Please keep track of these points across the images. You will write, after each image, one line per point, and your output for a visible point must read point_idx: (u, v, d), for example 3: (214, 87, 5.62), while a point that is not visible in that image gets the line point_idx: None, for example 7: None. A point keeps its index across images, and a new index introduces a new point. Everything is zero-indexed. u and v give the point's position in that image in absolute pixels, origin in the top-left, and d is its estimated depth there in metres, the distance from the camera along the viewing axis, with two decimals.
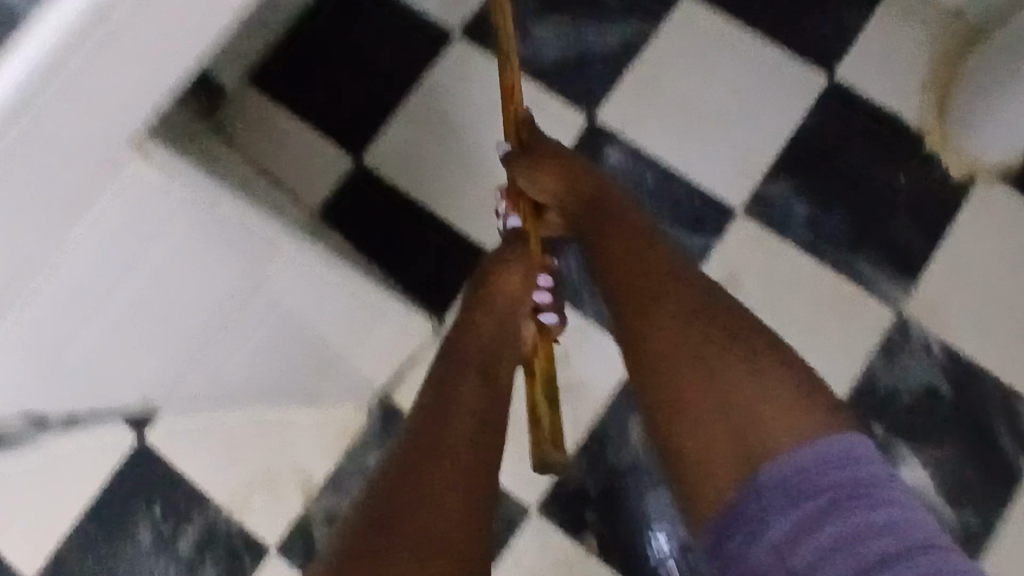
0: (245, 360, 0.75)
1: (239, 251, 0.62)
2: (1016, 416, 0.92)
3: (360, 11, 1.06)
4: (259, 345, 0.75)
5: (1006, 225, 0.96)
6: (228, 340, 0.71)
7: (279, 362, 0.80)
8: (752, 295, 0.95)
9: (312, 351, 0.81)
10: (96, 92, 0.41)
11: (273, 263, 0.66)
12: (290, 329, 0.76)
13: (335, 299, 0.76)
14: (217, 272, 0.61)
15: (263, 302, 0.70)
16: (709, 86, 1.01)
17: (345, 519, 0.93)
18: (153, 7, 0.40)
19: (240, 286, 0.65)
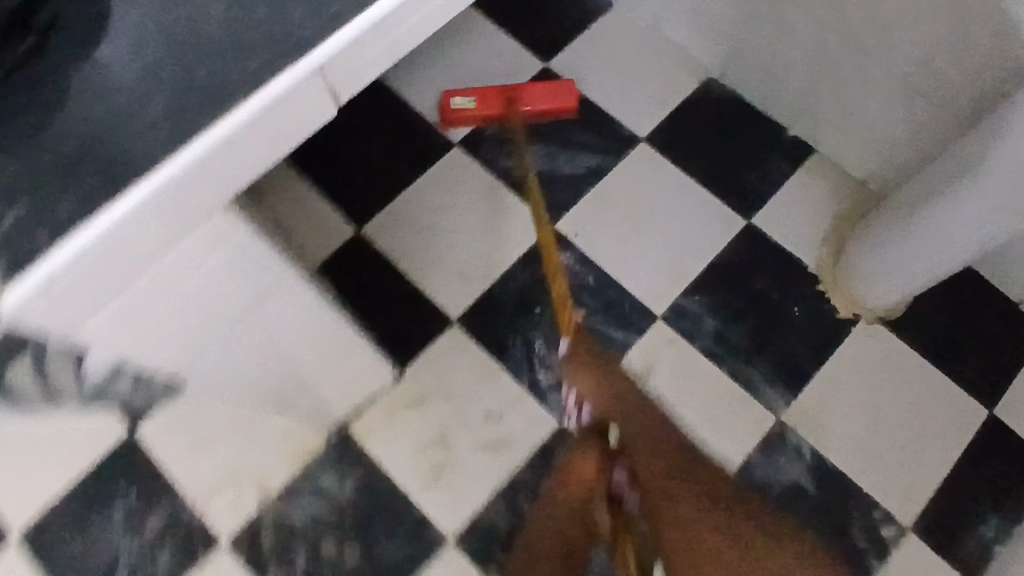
0: (237, 378, 0.89)
1: (261, 276, 0.74)
2: (870, 520, 1.09)
3: (382, 113, 1.32)
4: (245, 362, 0.87)
5: (879, 360, 1.16)
6: (227, 358, 0.83)
7: (255, 381, 0.89)
8: (662, 385, 1.15)
9: (287, 375, 0.94)
10: (234, 155, 0.61)
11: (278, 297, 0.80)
12: (278, 355, 0.90)
13: (315, 332, 0.91)
14: (245, 293, 0.75)
15: (260, 325, 0.82)
16: (651, 214, 1.26)
17: (291, 526, 1.09)
18: (261, 136, 0.62)
19: (249, 305, 0.77)
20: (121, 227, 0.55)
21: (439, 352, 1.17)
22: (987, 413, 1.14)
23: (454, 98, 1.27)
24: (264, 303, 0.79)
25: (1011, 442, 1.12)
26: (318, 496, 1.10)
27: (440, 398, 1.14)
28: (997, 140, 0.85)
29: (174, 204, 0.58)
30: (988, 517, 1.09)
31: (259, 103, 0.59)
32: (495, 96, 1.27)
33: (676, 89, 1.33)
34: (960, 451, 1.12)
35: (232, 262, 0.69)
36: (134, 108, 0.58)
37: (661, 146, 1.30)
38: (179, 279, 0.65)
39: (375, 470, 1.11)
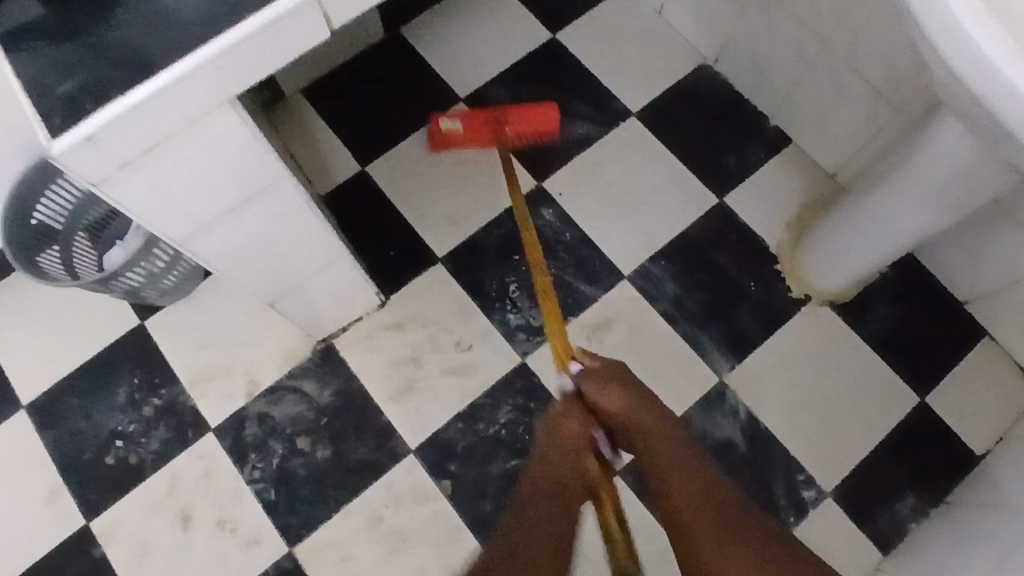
0: (233, 271, 0.94)
1: (262, 172, 0.77)
2: (793, 481, 1.19)
3: (398, 64, 1.44)
4: (241, 251, 0.90)
5: (821, 339, 1.26)
6: (222, 245, 0.87)
7: (263, 286, 1.01)
8: (619, 338, 1.26)
9: (281, 275, 1.01)
10: (249, 64, 0.62)
11: (279, 196, 0.83)
12: (272, 254, 0.95)
13: (307, 233, 0.94)
14: (246, 184, 0.78)
15: (258, 217, 0.85)
16: (632, 183, 1.36)
17: (271, 421, 1.22)
18: (266, 47, 0.62)
19: (250, 195, 0.80)
20: (144, 108, 0.59)
21: (421, 285, 1.29)
22: (915, 399, 1.23)
23: (443, 120, 1.27)
24: (265, 197, 0.82)
25: (937, 429, 1.22)
26: (298, 398, 1.23)
27: (417, 325, 1.26)
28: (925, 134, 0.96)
29: (181, 98, 0.61)
30: (907, 495, 1.19)
31: (260, 22, 0.60)
32: (484, 123, 1.26)
33: (671, 71, 1.42)
34: (889, 432, 1.22)
35: (236, 153, 0.72)
36: (153, 3, 0.61)
37: (650, 122, 1.40)
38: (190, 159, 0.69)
39: (351, 381, 1.23)
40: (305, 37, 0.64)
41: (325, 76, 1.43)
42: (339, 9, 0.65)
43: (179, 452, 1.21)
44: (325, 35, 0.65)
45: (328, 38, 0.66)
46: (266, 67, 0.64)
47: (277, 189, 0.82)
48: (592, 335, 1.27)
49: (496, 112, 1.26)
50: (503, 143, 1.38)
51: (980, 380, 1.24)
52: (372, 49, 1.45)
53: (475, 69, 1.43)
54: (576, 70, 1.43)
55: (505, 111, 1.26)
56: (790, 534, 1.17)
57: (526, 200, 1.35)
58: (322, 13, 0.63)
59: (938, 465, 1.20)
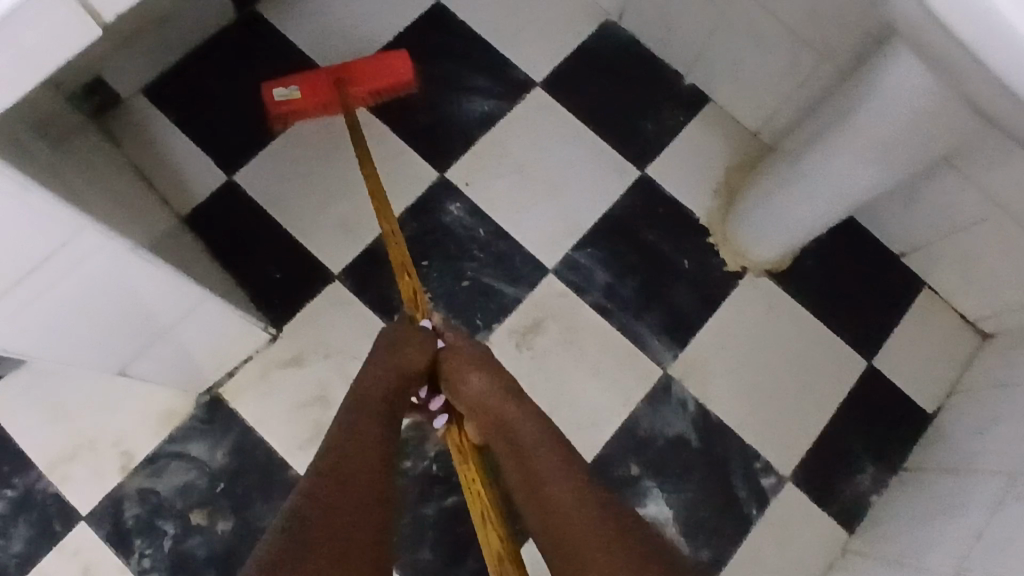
0: (57, 338, 0.73)
1: (47, 222, 0.58)
2: (751, 469, 1.10)
3: (256, 48, 1.21)
4: (52, 323, 0.70)
5: (765, 312, 1.17)
6: (25, 313, 0.66)
7: (104, 347, 0.81)
8: (551, 340, 1.13)
9: (123, 336, 0.81)
10: None
11: (80, 243, 0.63)
12: (104, 310, 0.74)
13: (145, 284, 0.75)
14: (27, 245, 0.59)
15: (67, 276, 0.66)
16: (545, 162, 1.21)
17: (156, 497, 1.02)
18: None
19: (37, 256, 0.61)
20: None
21: (318, 309, 1.10)
22: (864, 363, 1.17)
23: (276, 88, 1.06)
24: (62, 256, 0.63)
25: (887, 391, 1.16)
26: (186, 465, 1.03)
27: (319, 358, 1.08)
28: (877, 74, 0.84)
29: None
30: (866, 467, 1.13)
31: None
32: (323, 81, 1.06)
33: (573, 30, 1.27)
34: (841, 402, 1.15)
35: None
36: None
37: (556, 91, 1.24)
38: None
39: (248, 435, 1.05)
40: (57, 35, 0.45)
41: (168, 69, 1.19)
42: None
43: (48, 551, 1.00)
44: (94, 31, 0.46)
45: (101, 34, 0.46)
46: (22, 78, 0.45)
47: (75, 243, 0.63)
48: (522, 342, 1.12)
49: (335, 67, 1.07)
50: (393, 133, 1.20)
51: (923, 334, 1.18)
52: (222, 33, 1.21)
53: (350, 47, 1.23)
54: (466, 39, 1.25)
55: (348, 65, 1.07)
56: (756, 529, 1.08)
57: (427, 195, 1.18)
58: (77, 3, 0.44)
59: (892, 430, 1.14)
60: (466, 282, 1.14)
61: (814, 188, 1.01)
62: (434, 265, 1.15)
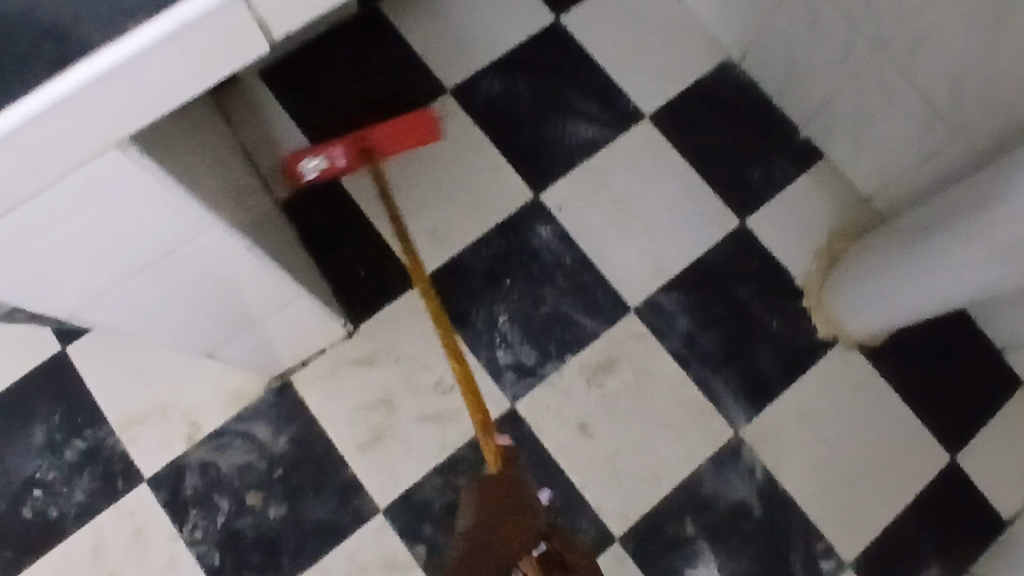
0: (159, 318, 0.75)
1: (179, 220, 0.59)
2: (810, 548, 1.06)
3: (373, 44, 1.22)
4: (156, 304, 0.71)
5: (849, 387, 1.12)
6: (141, 295, 0.68)
7: (199, 330, 0.82)
8: (622, 381, 1.10)
9: (219, 321, 0.83)
10: (161, 75, 0.43)
11: (202, 240, 0.64)
12: (208, 298, 0.76)
13: (250, 278, 0.77)
14: (157, 237, 0.60)
15: (184, 267, 0.67)
16: (643, 198, 1.18)
17: (215, 471, 1.04)
18: (176, 55, 0.42)
19: (162, 247, 0.62)
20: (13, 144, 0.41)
21: (397, 313, 1.11)
22: (949, 459, 1.10)
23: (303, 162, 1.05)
24: (183, 249, 0.64)
25: (968, 492, 1.09)
26: (249, 445, 1.05)
27: (390, 361, 1.09)
28: None
29: (65, 129, 0.42)
30: (932, 566, 1.06)
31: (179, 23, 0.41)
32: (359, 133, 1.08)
33: (691, 67, 1.23)
34: (917, 495, 1.09)
35: (140, 203, 0.54)
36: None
37: (665, 128, 1.21)
38: (70, 211, 0.51)
39: (311, 426, 1.06)
40: (229, 45, 0.44)
41: (287, 54, 1.21)
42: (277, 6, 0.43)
43: (107, 506, 1.03)
44: (264, 48, 0.45)
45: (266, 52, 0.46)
46: (193, 81, 0.45)
47: (197, 240, 0.63)
48: (592, 378, 1.10)
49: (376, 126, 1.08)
50: (494, 146, 1.19)
51: (1016, 439, 1.11)
52: (343, 25, 1.23)
53: (464, 55, 1.23)
54: (582, 62, 1.23)
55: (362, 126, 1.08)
56: None
57: (518, 214, 1.16)
58: (255, 20, 0.43)
59: (967, 534, 1.08)
60: (545, 308, 1.13)
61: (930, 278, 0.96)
62: (516, 285, 1.14)
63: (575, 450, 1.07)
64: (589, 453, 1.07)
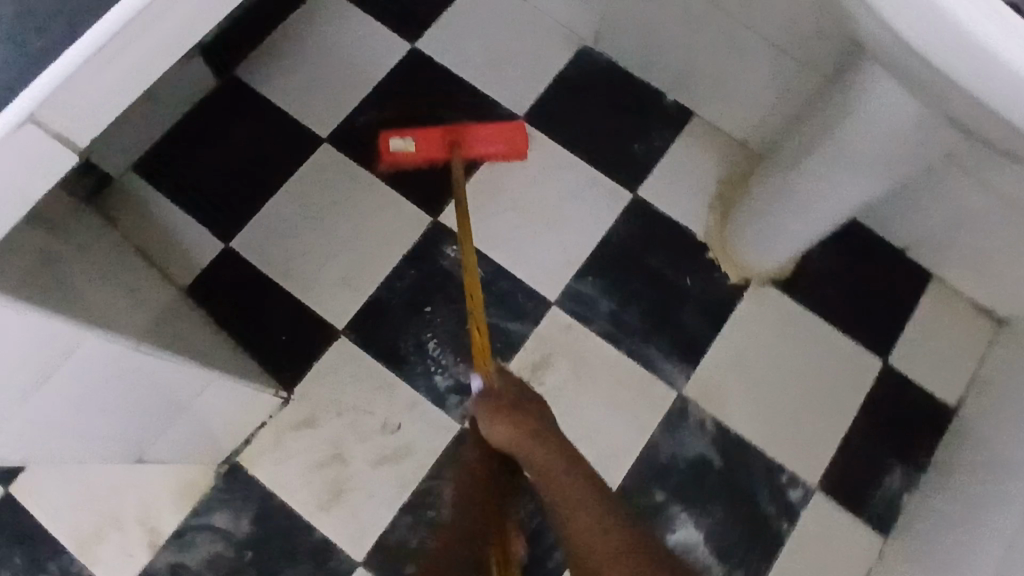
0: (69, 438, 0.73)
1: (48, 337, 0.59)
2: (776, 484, 1.09)
3: (241, 113, 1.23)
4: (62, 424, 0.71)
5: (772, 320, 1.16)
6: (41, 420, 0.67)
7: (118, 437, 0.81)
8: (561, 374, 1.12)
9: (136, 424, 0.82)
10: None
11: (82, 351, 0.64)
12: (113, 404, 0.75)
13: (150, 374, 0.76)
14: (32, 359, 0.60)
15: (75, 381, 0.67)
16: (537, 196, 1.21)
17: (186, 571, 1.02)
18: None
19: (42, 368, 0.61)
20: None
21: (328, 367, 1.11)
22: (881, 364, 1.15)
23: (393, 138, 1.13)
24: (66, 364, 0.64)
25: (907, 390, 1.14)
26: (213, 536, 1.04)
27: (333, 416, 1.09)
28: (858, 85, 0.83)
29: None
30: (894, 467, 1.11)
31: None
32: (440, 139, 1.13)
33: (552, 61, 1.27)
34: (861, 405, 1.13)
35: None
36: None
37: (541, 124, 1.24)
38: None
39: (270, 500, 1.05)
40: (33, 166, 0.45)
41: (157, 144, 1.21)
42: (71, 118, 0.45)
43: None
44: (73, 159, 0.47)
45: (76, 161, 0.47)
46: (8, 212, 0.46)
47: (77, 351, 0.63)
48: (533, 378, 1.12)
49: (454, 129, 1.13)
50: (383, 181, 1.21)
51: (935, 329, 1.16)
52: (207, 102, 1.24)
53: (333, 103, 1.24)
54: (447, 82, 1.26)
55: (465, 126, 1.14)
56: (788, 542, 1.06)
57: (423, 240, 1.18)
58: (52, 136, 0.45)
59: (917, 429, 1.12)
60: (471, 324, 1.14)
61: (811, 198, 1.00)
62: (437, 309, 1.14)
63: None
64: None
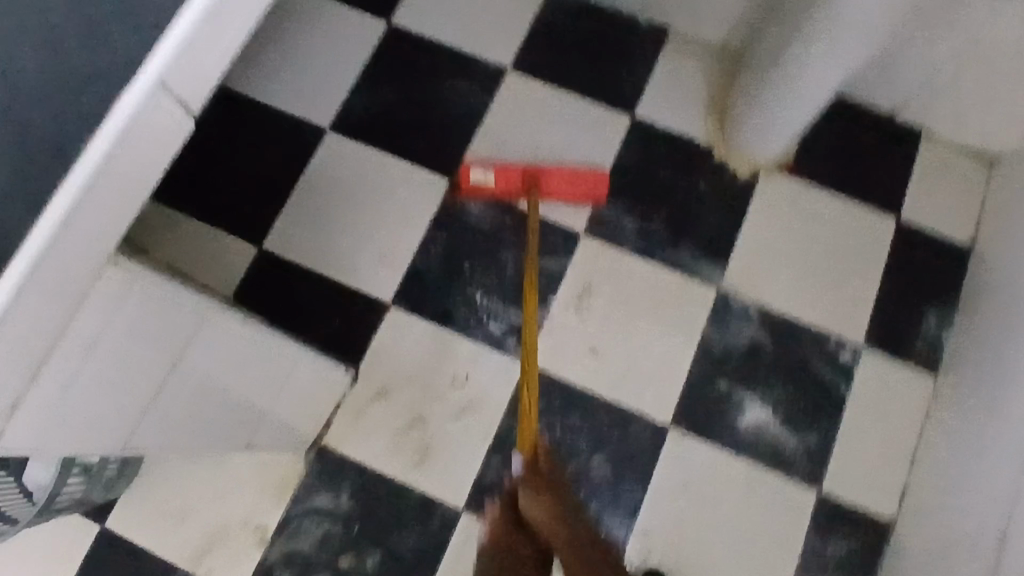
0: (181, 406, 0.83)
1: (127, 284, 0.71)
2: (826, 351, 1.15)
3: (242, 123, 1.26)
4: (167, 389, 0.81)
5: (787, 204, 1.22)
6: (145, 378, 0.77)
7: (227, 415, 0.89)
8: (606, 296, 1.17)
9: (238, 399, 0.91)
10: (143, 164, 0.63)
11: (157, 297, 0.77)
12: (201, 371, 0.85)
13: (219, 335, 0.87)
14: (121, 311, 0.71)
15: (158, 335, 0.78)
16: (542, 137, 1.25)
17: (301, 556, 1.07)
18: (140, 151, 0.61)
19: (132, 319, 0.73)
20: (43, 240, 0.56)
21: (386, 340, 1.15)
22: (896, 222, 1.21)
23: (473, 171, 1.16)
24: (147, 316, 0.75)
25: (924, 240, 1.21)
26: (318, 518, 1.08)
27: (403, 383, 1.13)
28: None
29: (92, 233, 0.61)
30: (928, 312, 1.17)
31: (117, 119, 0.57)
32: (518, 177, 1.16)
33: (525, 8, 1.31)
34: (886, 263, 1.20)
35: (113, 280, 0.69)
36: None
37: (529, 70, 1.28)
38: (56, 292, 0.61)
39: (363, 473, 1.09)
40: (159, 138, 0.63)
41: (169, 169, 1.24)
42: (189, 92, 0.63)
43: None
44: (191, 127, 0.67)
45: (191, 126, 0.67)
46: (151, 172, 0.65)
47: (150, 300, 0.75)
48: (580, 306, 1.17)
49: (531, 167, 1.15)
50: (393, 156, 1.24)
51: (936, 178, 1.23)
52: (206, 120, 1.27)
53: (326, 93, 1.27)
54: (430, 50, 1.29)
55: (541, 168, 1.16)
56: (849, 400, 1.13)
57: (445, 203, 1.22)
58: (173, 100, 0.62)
59: (942, 272, 1.19)
60: (510, 270, 1.18)
61: (803, 86, 1.05)
62: (475, 264, 1.19)
63: (596, 373, 1.14)
64: (609, 369, 1.14)
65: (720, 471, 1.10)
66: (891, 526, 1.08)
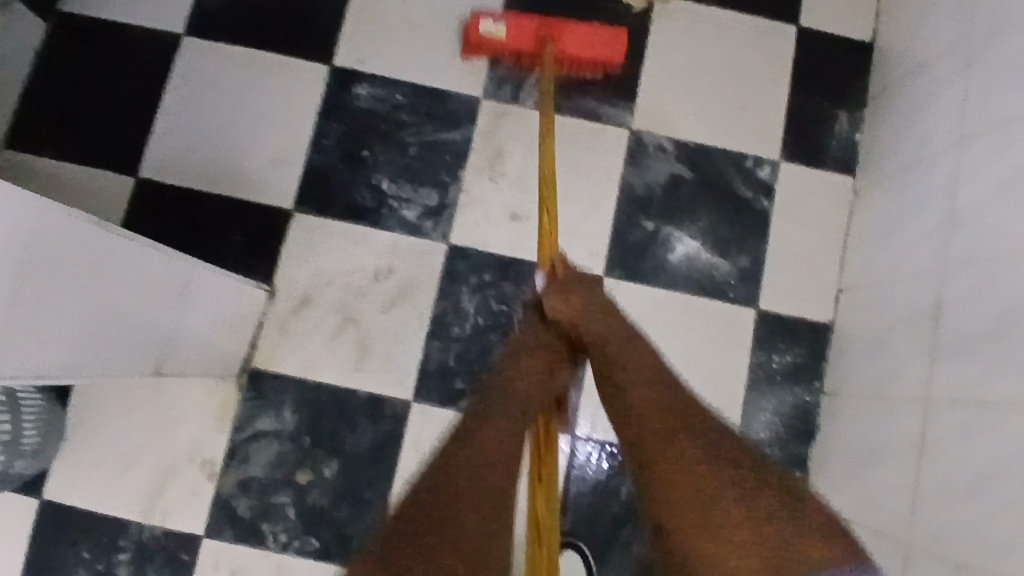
0: (93, 340, 0.73)
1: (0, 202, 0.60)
2: (745, 171, 1.14)
3: (85, 45, 1.13)
4: (78, 322, 0.70)
5: (686, 30, 1.17)
6: (48, 314, 0.67)
7: (142, 343, 0.80)
8: (518, 159, 1.12)
9: (156, 326, 0.81)
10: None
11: (53, 223, 0.65)
12: (116, 300, 0.74)
13: (141, 262, 0.76)
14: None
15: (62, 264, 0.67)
16: (419, 4, 1.15)
17: (256, 481, 1.03)
18: None
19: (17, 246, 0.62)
20: None
21: (296, 245, 1.08)
22: (796, 29, 1.18)
23: (483, 22, 1.07)
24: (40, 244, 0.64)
25: (826, 42, 1.18)
26: (265, 440, 1.03)
27: (324, 287, 1.07)
28: None
29: None
30: (839, 114, 1.16)
31: None
32: (531, 30, 1.07)
33: None
34: (791, 71, 1.17)
35: None
36: None
37: None
38: None
39: (302, 386, 1.05)
40: None
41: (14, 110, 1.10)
42: None
43: None
44: None
45: None
46: None
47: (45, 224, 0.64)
48: (493, 174, 1.11)
49: (546, 19, 1.07)
50: (262, 51, 1.13)
51: None
52: (43, 48, 1.12)
53: None
54: None
55: (557, 23, 1.07)
56: (774, 215, 1.13)
57: (329, 92, 1.12)
58: None
59: (847, 72, 1.17)
60: (413, 150, 1.11)
61: None
62: (375, 150, 1.11)
63: (522, 238, 1.10)
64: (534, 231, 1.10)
65: (662, 310, 1.09)
66: (831, 327, 1.10)
